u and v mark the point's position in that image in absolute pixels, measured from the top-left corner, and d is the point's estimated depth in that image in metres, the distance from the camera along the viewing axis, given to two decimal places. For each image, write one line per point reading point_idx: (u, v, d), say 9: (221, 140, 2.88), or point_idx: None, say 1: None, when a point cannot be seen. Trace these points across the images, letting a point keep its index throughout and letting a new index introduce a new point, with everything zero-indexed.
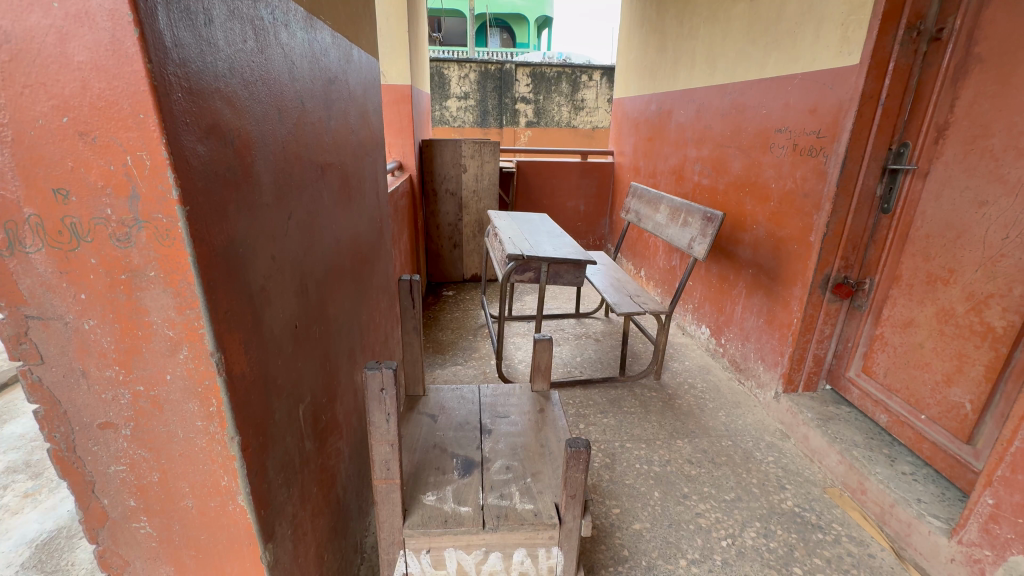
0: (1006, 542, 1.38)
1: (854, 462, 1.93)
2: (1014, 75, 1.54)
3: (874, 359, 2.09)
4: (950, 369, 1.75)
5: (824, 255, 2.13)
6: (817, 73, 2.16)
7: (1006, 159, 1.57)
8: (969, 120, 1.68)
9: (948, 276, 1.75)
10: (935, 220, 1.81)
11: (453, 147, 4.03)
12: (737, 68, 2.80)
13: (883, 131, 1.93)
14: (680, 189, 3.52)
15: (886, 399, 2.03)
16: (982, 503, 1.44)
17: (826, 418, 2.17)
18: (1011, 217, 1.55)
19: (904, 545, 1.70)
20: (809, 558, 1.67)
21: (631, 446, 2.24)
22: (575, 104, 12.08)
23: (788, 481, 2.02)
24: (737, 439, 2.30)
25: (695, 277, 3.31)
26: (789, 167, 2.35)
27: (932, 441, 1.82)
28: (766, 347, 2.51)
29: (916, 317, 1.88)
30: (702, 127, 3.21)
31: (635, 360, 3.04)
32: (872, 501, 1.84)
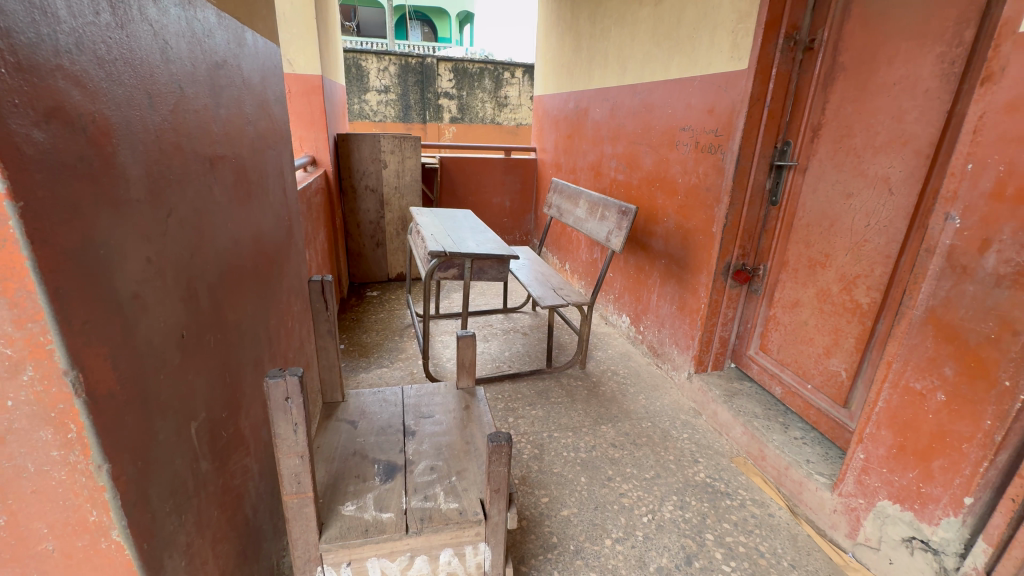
0: (875, 489, 1.58)
1: (755, 431, 2.12)
2: (869, 82, 1.76)
3: (769, 337, 2.31)
4: (829, 342, 1.98)
5: (725, 244, 2.31)
6: (713, 76, 2.33)
7: (866, 156, 1.79)
8: (837, 121, 1.90)
9: (825, 260, 1.97)
10: (813, 211, 2.02)
11: (371, 142, 3.88)
12: (644, 69, 2.95)
13: (769, 131, 2.13)
14: (598, 184, 3.66)
15: (780, 372, 2.26)
16: (856, 458, 1.64)
17: (731, 394, 2.37)
18: (871, 207, 1.77)
19: (797, 502, 1.90)
20: (719, 523, 1.81)
21: (559, 435, 2.30)
22: (498, 101, 12.15)
23: (701, 455, 2.18)
24: (655, 420, 2.44)
25: (614, 269, 3.46)
26: (693, 163, 2.52)
27: (817, 408, 2.04)
28: (679, 331, 2.68)
29: (802, 297, 2.10)
30: (616, 125, 3.35)
31: (561, 351, 3.12)
32: (770, 465, 2.03)
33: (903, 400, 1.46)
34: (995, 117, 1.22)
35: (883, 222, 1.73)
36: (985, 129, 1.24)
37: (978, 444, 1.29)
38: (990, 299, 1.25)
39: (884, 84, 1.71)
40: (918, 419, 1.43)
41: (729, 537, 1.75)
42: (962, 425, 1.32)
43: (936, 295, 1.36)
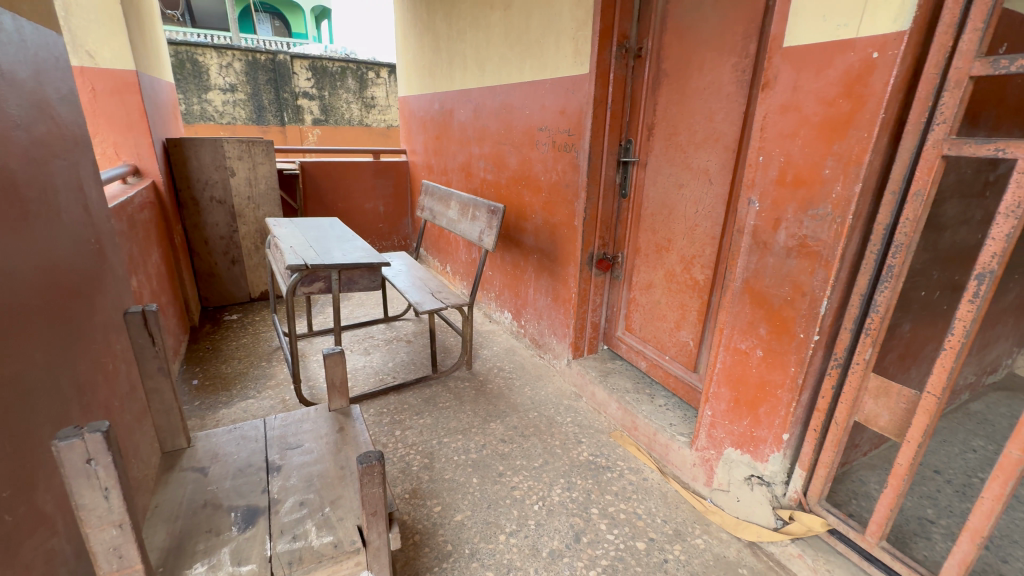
0: (721, 440, 1.83)
1: (627, 405, 2.32)
2: (686, 87, 2.02)
3: (631, 318, 2.54)
4: (678, 317, 2.23)
5: (586, 237, 2.48)
6: (561, 79, 2.48)
7: (689, 151, 2.04)
8: (665, 121, 2.15)
9: (668, 245, 2.22)
10: (656, 201, 2.26)
11: (212, 147, 3.43)
12: (500, 71, 3.04)
13: (614, 130, 2.33)
14: (470, 184, 3.68)
15: (643, 348, 2.49)
16: (706, 415, 1.87)
17: (605, 373, 2.57)
18: (698, 196, 2.03)
19: (666, 463, 2.12)
20: (602, 496, 1.94)
21: (449, 440, 2.27)
22: (365, 101, 11.60)
23: (583, 435, 2.32)
24: (541, 409, 2.54)
25: (493, 267, 3.52)
26: (552, 161, 2.66)
27: (675, 376, 2.29)
28: (556, 322, 2.81)
29: (653, 279, 2.34)
30: (481, 125, 3.40)
31: (447, 354, 3.08)
32: (642, 434, 2.24)
33: (733, 360, 1.70)
34: (774, 117, 1.47)
35: (708, 208, 1.99)
36: (768, 127, 1.49)
37: (788, 388, 1.55)
38: (785, 268, 1.50)
39: (697, 89, 1.97)
40: (745, 374, 1.67)
41: (611, 507, 1.88)
42: (776, 375, 1.58)
43: (749, 268, 1.61)
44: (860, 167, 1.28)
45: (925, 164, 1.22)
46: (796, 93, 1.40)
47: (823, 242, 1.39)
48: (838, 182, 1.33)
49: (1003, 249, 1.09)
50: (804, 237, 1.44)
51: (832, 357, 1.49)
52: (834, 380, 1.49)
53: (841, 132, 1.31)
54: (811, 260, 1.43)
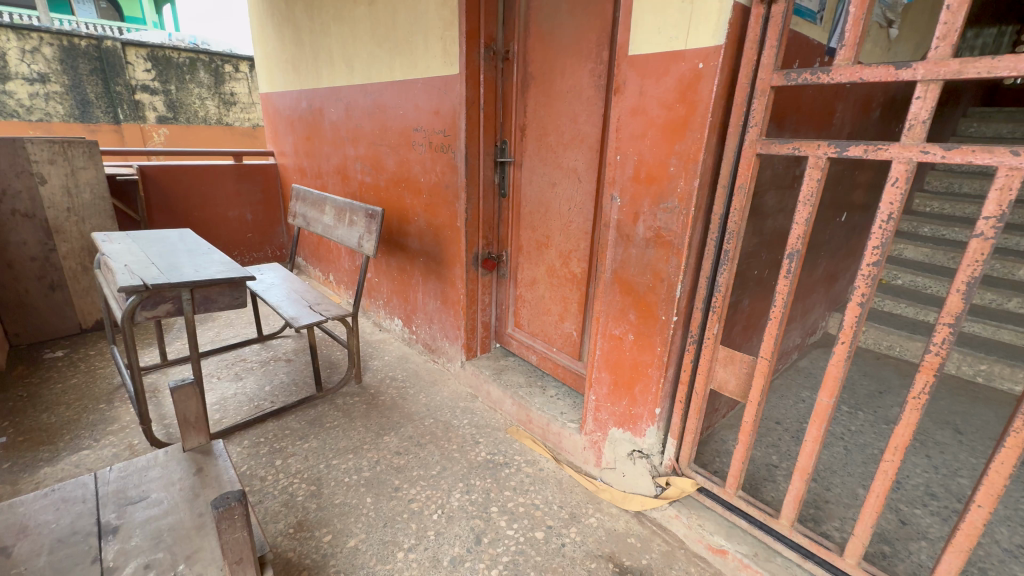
0: (605, 422, 1.95)
1: (521, 400, 2.37)
2: (551, 91, 2.11)
3: (520, 314, 2.61)
4: (561, 310, 2.33)
5: (470, 237, 2.48)
6: (432, 79, 2.45)
7: (559, 151, 2.14)
8: (536, 122, 2.23)
9: (547, 241, 2.31)
10: (533, 200, 2.35)
11: (9, 150, 2.79)
12: (370, 69, 2.92)
13: (488, 131, 2.36)
14: (346, 188, 3.48)
15: (532, 343, 2.57)
16: (591, 400, 1.99)
17: (498, 371, 2.60)
18: (570, 193, 2.14)
19: (560, 450, 2.20)
20: (501, 493, 1.95)
21: (338, 461, 2.12)
22: (223, 98, 10.44)
23: (480, 435, 2.32)
24: (437, 415, 2.49)
25: (378, 274, 3.37)
26: (430, 162, 2.61)
27: (563, 366, 2.40)
28: (447, 324, 2.78)
29: (537, 275, 2.43)
30: (354, 126, 3.22)
31: (333, 370, 2.88)
32: (536, 426, 2.30)
33: (611, 346, 1.83)
34: (626, 119, 1.60)
35: (579, 205, 2.11)
36: (623, 128, 1.62)
37: (656, 366, 1.70)
38: (646, 257, 1.64)
39: (561, 92, 2.07)
40: (621, 358, 1.81)
41: (510, 502, 1.91)
42: (646, 355, 1.72)
43: (616, 259, 1.74)
44: (697, 165, 1.44)
45: (744, 161, 1.40)
46: (642, 97, 1.54)
47: (674, 232, 1.54)
48: (682, 178, 1.49)
49: (804, 231, 1.30)
50: (659, 229, 1.58)
51: (689, 334, 1.67)
52: (692, 355, 1.67)
53: (680, 134, 1.46)
54: (666, 249, 1.58)
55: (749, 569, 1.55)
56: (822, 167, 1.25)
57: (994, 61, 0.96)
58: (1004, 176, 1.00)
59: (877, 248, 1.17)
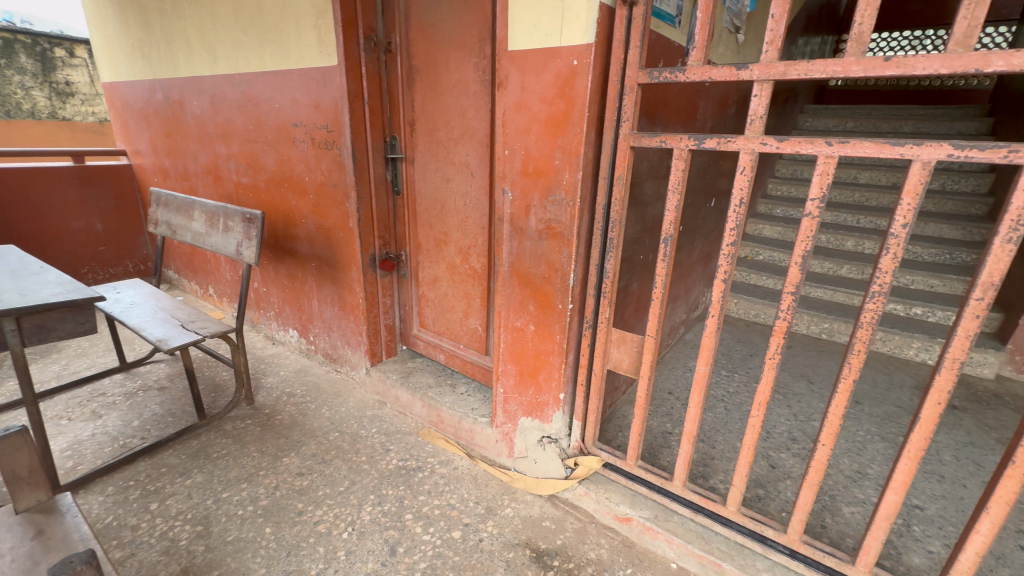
0: (515, 412, 1.98)
1: (430, 401, 2.32)
2: (437, 85, 2.08)
3: (424, 314, 2.56)
4: (465, 306, 2.32)
5: (364, 238, 2.37)
6: (308, 70, 2.29)
7: (450, 146, 2.12)
8: (425, 117, 2.18)
9: (446, 238, 2.28)
10: (428, 196, 2.30)
11: None
12: (236, 58, 2.65)
13: (375, 126, 2.26)
14: (219, 190, 3.13)
15: (439, 342, 2.53)
16: (499, 393, 2.01)
17: (405, 374, 2.52)
18: (464, 188, 2.12)
19: (473, 447, 2.20)
20: (415, 499, 1.90)
21: (229, 494, 1.91)
22: (55, 88, 8.91)
23: (391, 443, 2.24)
24: (342, 427, 2.35)
25: (266, 283, 3.09)
26: (313, 159, 2.44)
27: (471, 362, 2.39)
28: (347, 331, 2.63)
29: (438, 273, 2.39)
30: (223, 120, 2.90)
31: (218, 393, 2.59)
32: (449, 425, 2.27)
33: (515, 337, 1.86)
34: (511, 114, 1.63)
35: (474, 200, 2.11)
36: (508, 123, 1.64)
37: (557, 353, 1.76)
38: (539, 249, 1.69)
39: (447, 86, 2.05)
40: (525, 348, 1.85)
41: (425, 506, 1.87)
42: (547, 344, 1.78)
43: (513, 253, 1.77)
44: (579, 158, 1.51)
45: (621, 154, 1.49)
46: (524, 93, 1.57)
47: (563, 223, 1.60)
48: (566, 170, 1.55)
49: (675, 217, 1.42)
50: (549, 221, 1.63)
51: (585, 320, 1.75)
52: (589, 339, 1.76)
53: (561, 128, 1.52)
54: (557, 240, 1.63)
55: (652, 530, 1.68)
56: (685, 159, 1.37)
57: (809, 64, 1.12)
58: (823, 163, 1.17)
59: (733, 230, 1.32)
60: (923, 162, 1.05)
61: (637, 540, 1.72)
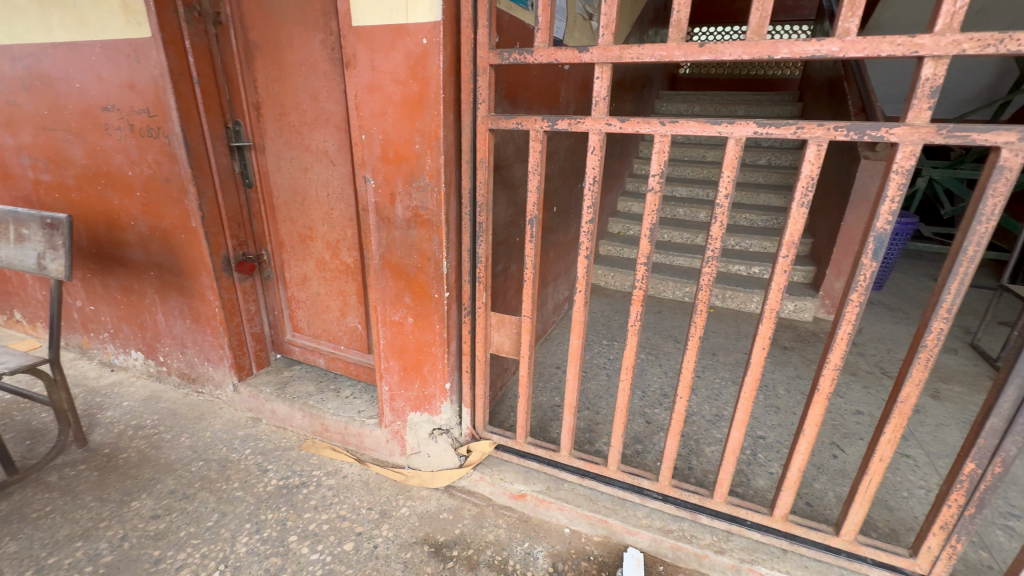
0: (403, 409, 1.91)
1: (311, 409, 2.15)
2: (282, 63, 1.87)
3: (296, 317, 2.34)
4: (341, 305, 2.17)
5: (213, 239, 2.08)
6: (115, 42, 1.91)
7: (305, 132, 1.93)
8: (271, 100, 1.96)
9: (311, 233, 2.10)
10: (286, 188, 2.09)
11: None
12: (12, 25, 2.13)
13: (212, 110, 1.97)
14: (11, 191, 2.53)
15: (317, 345, 2.34)
16: (384, 391, 1.92)
17: (282, 385, 2.30)
18: (325, 177, 1.96)
19: (363, 451, 2.09)
20: (300, 518, 1.75)
21: (58, 559, 1.59)
22: None
23: (269, 462, 2.04)
24: (208, 454, 2.07)
25: (94, 299, 2.58)
26: (136, 150, 2.07)
27: (355, 362, 2.25)
28: (205, 346, 2.32)
29: (307, 272, 2.20)
30: (4, 104, 2.33)
31: (36, 440, 2.12)
32: (335, 433, 2.13)
33: (394, 332, 1.79)
34: (363, 96, 1.52)
35: (337, 190, 1.95)
36: (362, 105, 1.53)
37: (439, 343, 1.73)
38: (409, 238, 1.62)
39: (293, 65, 1.85)
40: (406, 342, 1.79)
41: (311, 523, 1.73)
42: (428, 335, 1.73)
43: (382, 244, 1.68)
44: (439, 141, 1.46)
45: (480, 137, 1.48)
46: (375, 73, 1.48)
47: (431, 210, 1.55)
48: (428, 156, 1.49)
49: (538, 198, 1.45)
50: (416, 208, 1.57)
51: (463, 307, 1.73)
52: (469, 326, 1.75)
53: (418, 111, 1.45)
54: (426, 227, 1.58)
55: (545, 502, 1.75)
56: (542, 140, 1.40)
57: (639, 48, 1.19)
58: (659, 142, 1.27)
59: (590, 207, 1.37)
60: (736, 138, 1.18)
61: (532, 514, 1.78)
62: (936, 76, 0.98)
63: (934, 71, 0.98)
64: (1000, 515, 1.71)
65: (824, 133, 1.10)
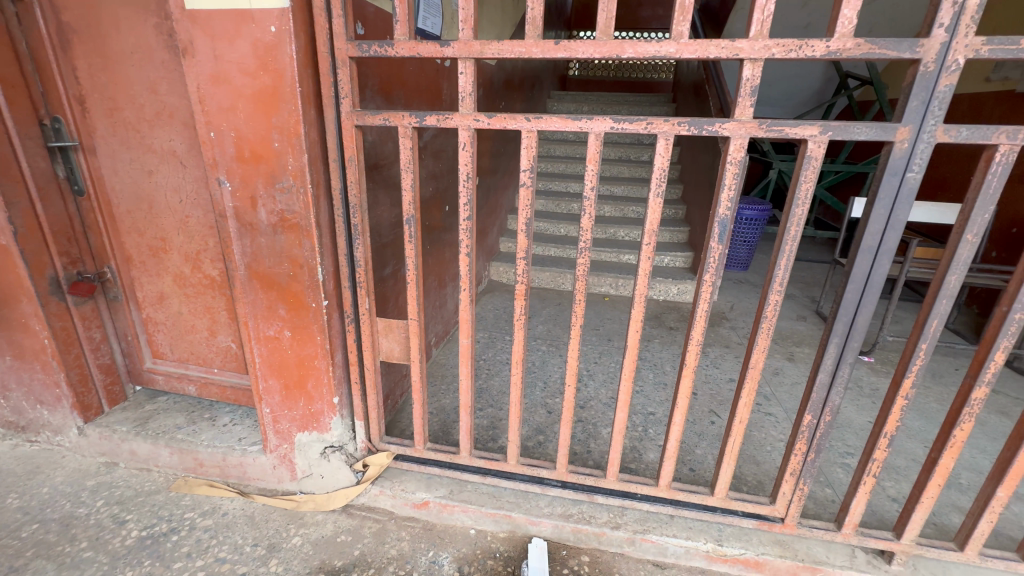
0: (289, 430, 1.76)
1: (181, 444, 1.90)
2: (108, 50, 1.62)
3: (156, 341, 2.05)
4: (209, 323, 1.94)
5: (32, 257, 1.74)
6: None
7: (145, 130, 1.69)
8: (98, 93, 1.69)
9: (164, 245, 1.84)
10: (128, 195, 1.81)
11: None
12: None
13: (18, 103, 1.63)
14: None
15: (185, 371, 2.07)
16: (265, 414, 1.75)
17: (143, 421, 2.00)
18: (175, 181, 1.73)
19: (247, 482, 1.89)
20: (168, 572, 1.54)
21: None
22: None
23: (128, 511, 1.76)
24: (46, 514, 1.74)
25: None
26: None
27: (231, 386, 2.02)
28: (35, 386, 1.94)
29: (164, 289, 1.93)
30: None
31: None
32: (212, 467, 1.90)
33: (270, 348, 1.64)
34: (207, 89, 1.36)
35: (191, 196, 1.73)
36: (207, 99, 1.37)
37: (322, 356, 1.61)
38: (277, 245, 1.49)
39: (122, 52, 1.61)
40: (285, 358, 1.64)
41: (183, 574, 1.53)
42: (309, 349, 1.61)
43: (246, 252, 1.52)
44: (300, 139, 1.35)
45: (346, 134, 1.39)
46: (219, 62, 1.33)
47: (298, 213, 1.43)
48: (289, 155, 1.37)
49: (413, 197, 1.40)
50: (281, 212, 1.44)
51: (346, 315, 1.63)
52: (354, 335, 1.64)
53: (272, 106, 1.33)
54: (295, 232, 1.45)
55: (448, 506, 1.71)
56: (411, 136, 1.35)
57: (500, 45, 1.20)
58: (527, 138, 1.29)
59: (466, 205, 1.36)
60: (596, 134, 1.23)
61: (436, 521, 1.74)
62: (754, 76, 1.10)
63: (752, 72, 1.10)
64: (839, 454, 2.01)
65: (670, 128, 1.19)
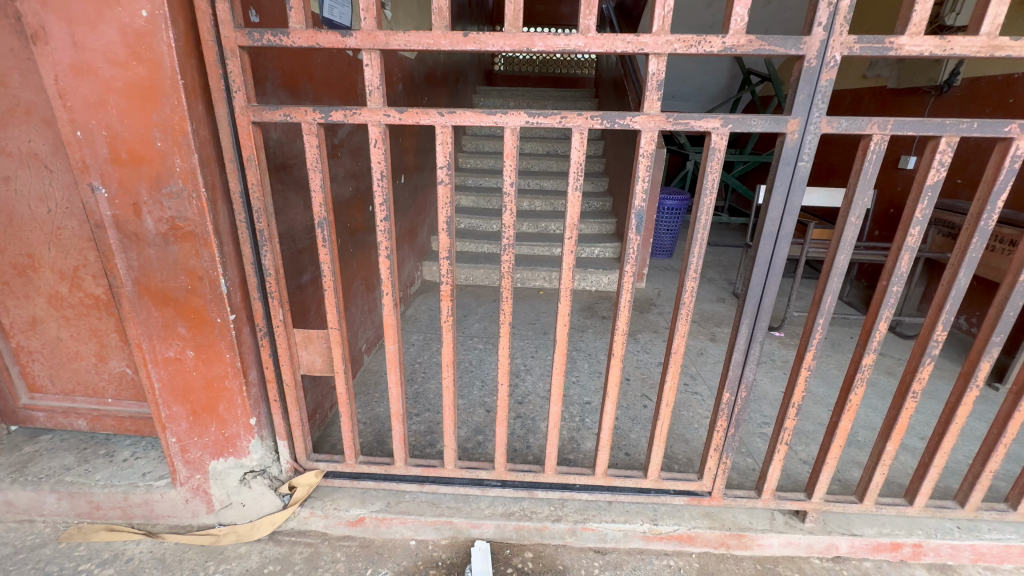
0: (201, 459, 1.60)
1: (70, 488, 1.66)
2: None
3: (32, 373, 1.79)
4: (96, 348, 1.71)
5: None
6: None
7: None
8: None
9: (31, 262, 1.60)
10: None
11: None
12: None
13: None
14: None
15: (71, 404, 1.82)
16: (171, 444, 1.58)
17: (21, 466, 1.73)
18: (40, 188, 1.50)
19: (155, 521, 1.70)
20: None
21: None
22: None
23: (5, 571, 1.52)
24: None
25: None
26: None
27: (130, 416, 1.80)
28: None
29: (36, 313, 1.68)
30: None
31: None
32: (111, 509, 1.69)
33: (171, 371, 1.47)
34: (68, 81, 1.19)
35: (62, 204, 1.51)
36: (69, 93, 1.20)
37: (233, 375, 1.47)
38: (169, 257, 1.33)
39: None
40: (189, 380, 1.49)
41: None
42: (217, 368, 1.47)
43: (132, 266, 1.35)
44: (187, 137, 1.21)
45: (242, 131, 1.27)
46: (80, 51, 1.16)
47: (192, 221, 1.29)
48: (175, 155, 1.23)
49: (324, 198, 1.31)
50: (171, 219, 1.29)
51: (258, 329, 1.49)
52: (268, 349, 1.52)
53: (151, 101, 1.19)
54: (190, 241, 1.31)
55: (386, 520, 1.64)
56: (316, 133, 1.26)
57: (406, 35, 1.14)
58: (442, 133, 1.24)
59: (382, 204, 1.29)
60: (511, 128, 1.21)
61: (374, 536, 1.66)
62: (660, 71, 1.13)
63: (657, 66, 1.13)
64: (757, 425, 2.16)
65: (583, 122, 1.19)
